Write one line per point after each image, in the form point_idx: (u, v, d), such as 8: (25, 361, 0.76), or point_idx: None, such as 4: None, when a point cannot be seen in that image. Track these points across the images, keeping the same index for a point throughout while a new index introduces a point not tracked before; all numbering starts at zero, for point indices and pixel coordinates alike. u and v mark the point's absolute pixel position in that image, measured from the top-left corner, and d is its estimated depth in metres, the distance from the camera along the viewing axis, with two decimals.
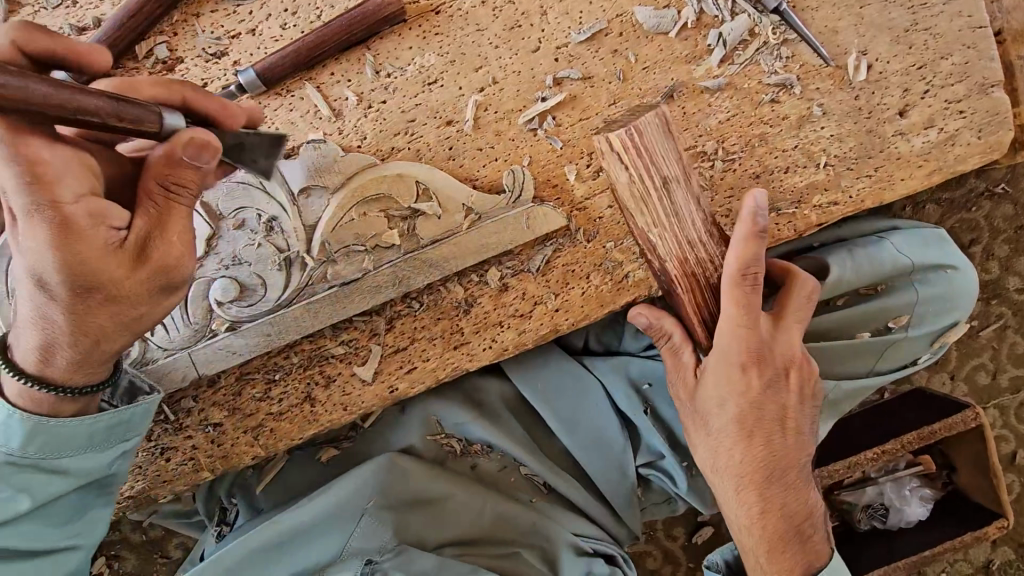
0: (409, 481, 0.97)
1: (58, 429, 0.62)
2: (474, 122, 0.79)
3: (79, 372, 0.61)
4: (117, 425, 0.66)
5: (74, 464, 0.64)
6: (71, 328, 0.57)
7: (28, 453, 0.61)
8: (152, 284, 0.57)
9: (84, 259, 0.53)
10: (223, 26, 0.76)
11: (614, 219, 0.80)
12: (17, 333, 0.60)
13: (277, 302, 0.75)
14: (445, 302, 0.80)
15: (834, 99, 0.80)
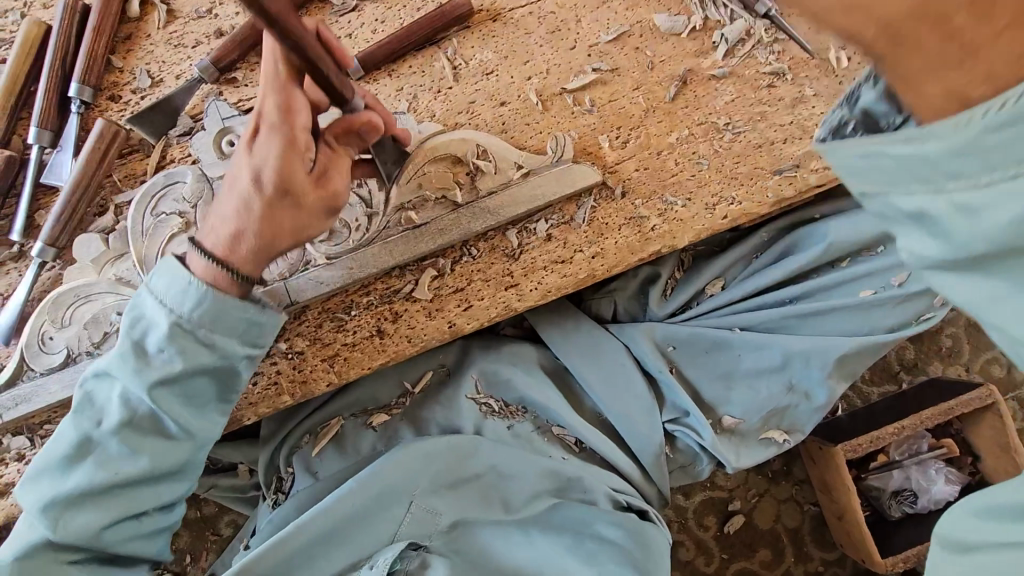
0: (450, 454, 0.99)
1: (224, 309, 0.78)
2: (524, 103, 0.97)
3: (254, 260, 0.79)
4: (254, 326, 0.80)
5: (227, 346, 0.79)
6: (261, 223, 0.77)
7: (193, 318, 0.77)
8: (320, 204, 0.79)
9: (294, 169, 0.75)
10: (328, 31, 0.97)
11: (640, 180, 0.96)
12: (216, 221, 0.79)
13: (357, 242, 0.91)
14: (498, 248, 0.94)
15: (821, 84, 0.97)
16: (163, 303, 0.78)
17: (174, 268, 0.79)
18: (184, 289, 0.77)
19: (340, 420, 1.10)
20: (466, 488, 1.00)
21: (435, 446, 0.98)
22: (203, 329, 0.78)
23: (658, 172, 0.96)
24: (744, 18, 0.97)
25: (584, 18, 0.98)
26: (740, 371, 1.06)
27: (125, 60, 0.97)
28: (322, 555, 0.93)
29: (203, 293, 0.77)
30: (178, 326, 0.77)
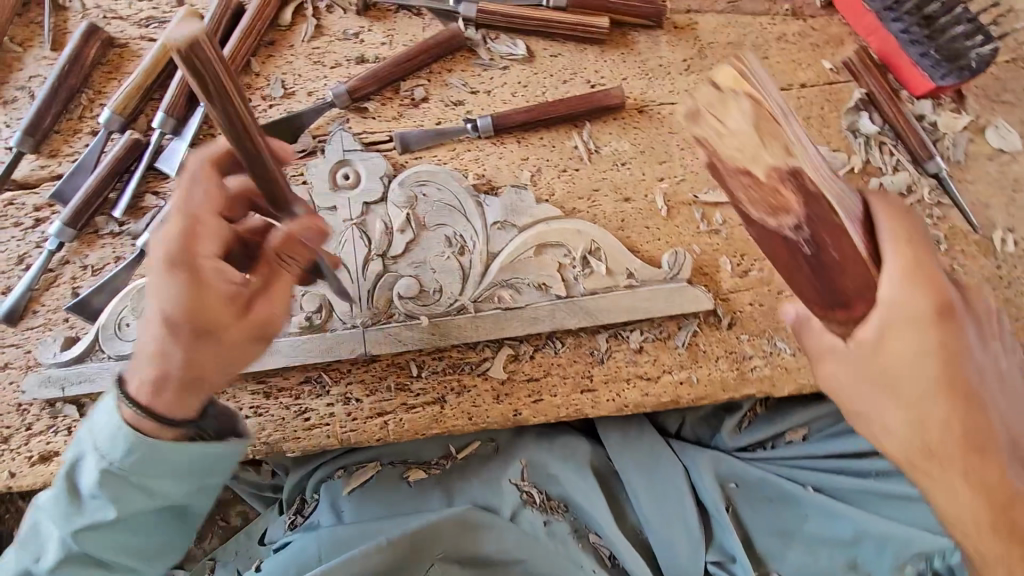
0: (484, 534, 0.98)
1: (158, 461, 0.68)
2: (649, 205, 0.91)
3: (177, 410, 0.67)
4: (200, 460, 0.70)
5: (161, 491, 0.70)
6: (183, 366, 0.65)
7: (125, 466, 0.67)
8: (246, 338, 0.67)
9: (181, 287, 0.62)
10: (468, 82, 0.94)
11: (751, 316, 0.89)
12: (134, 365, 0.67)
13: (447, 307, 0.87)
14: (585, 347, 0.90)
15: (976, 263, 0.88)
16: (94, 441, 0.68)
17: (109, 404, 0.68)
18: (111, 431, 0.67)
19: (375, 466, 1.07)
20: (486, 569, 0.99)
21: (463, 515, 0.98)
22: (138, 480, 0.68)
23: (773, 312, 0.89)
24: (910, 171, 0.89)
25: None
26: (800, 531, 0.98)
27: (264, 64, 0.95)
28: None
29: (131, 441, 0.66)
30: (109, 471, 0.67)
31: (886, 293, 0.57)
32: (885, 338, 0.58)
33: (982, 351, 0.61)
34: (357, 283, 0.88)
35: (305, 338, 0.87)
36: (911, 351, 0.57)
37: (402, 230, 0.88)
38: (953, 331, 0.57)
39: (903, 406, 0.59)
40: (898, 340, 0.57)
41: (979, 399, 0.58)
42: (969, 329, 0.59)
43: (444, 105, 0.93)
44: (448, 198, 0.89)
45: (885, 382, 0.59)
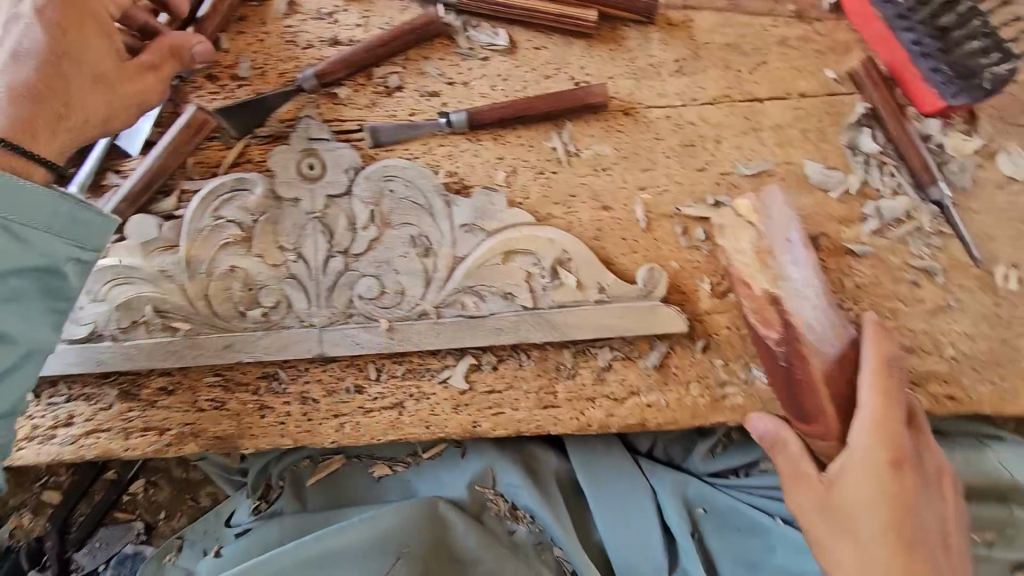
0: (450, 532, 0.96)
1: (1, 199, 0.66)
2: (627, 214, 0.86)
3: None
4: None
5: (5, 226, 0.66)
6: None
7: None
8: None
9: (89, 44, 0.74)
10: (446, 73, 0.89)
11: (728, 339, 0.84)
12: None
13: (408, 311, 0.84)
14: (551, 361, 0.85)
15: (974, 299, 0.82)
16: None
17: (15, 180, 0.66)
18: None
19: (341, 459, 1.06)
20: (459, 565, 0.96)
21: (431, 506, 0.97)
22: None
23: (751, 337, 0.84)
24: (910, 195, 0.83)
25: (724, 140, 0.85)
26: (769, 563, 0.94)
27: (233, 41, 0.91)
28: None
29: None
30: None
31: (853, 434, 0.70)
32: (841, 482, 0.70)
33: (931, 520, 0.69)
34: (316, 281, 0.84)
35: (261, 334, 0.84)
36: (857, 497, 0.68)
37: (367, 228, 0.85)
38: (897, 485, 0.68)
39: (862, 547, 0.67)
40: (844, 470, 0.70)
41: (925, 556, 0.66)
42: (923, 496, 0.69)
43: (419, 96, 0.89)
44: (415, 196, 0.85)
45: (837, 517, 0.69)
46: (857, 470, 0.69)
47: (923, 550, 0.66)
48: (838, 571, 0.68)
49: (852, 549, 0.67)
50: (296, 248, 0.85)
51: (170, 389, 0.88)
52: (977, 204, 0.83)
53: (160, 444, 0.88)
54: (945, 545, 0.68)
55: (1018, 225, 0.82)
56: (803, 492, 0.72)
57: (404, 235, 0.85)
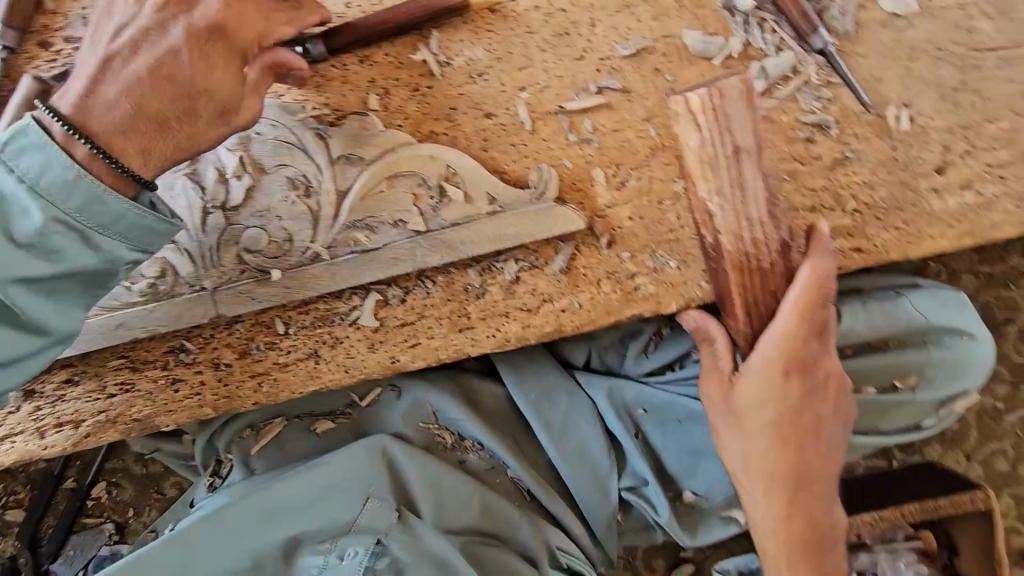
0: (401, 468, 0.94)
1: (135, 221, 0.66)
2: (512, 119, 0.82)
3: None
4: None
5: (114, 250, 0.66)
6: None
7: None
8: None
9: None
10: None
11: (632, 231, 0.82)
12: None
13: (302, 256, 0.80)
14: (459, 284, 0.83)
15: (870, 146, 0.81)
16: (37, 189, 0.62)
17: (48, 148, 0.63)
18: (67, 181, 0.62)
19: (281, 422, 1.03)
20: (419, 496, 0.93)
21: (379, 446, 0.94)
22: (103, 232, 0.65)
23: (655, 224, 0.82)
24: (793, 50, 0.81)
25: (598, 24, 0.82)
26: (709, 449, 0.98)
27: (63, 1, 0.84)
28: (260, 539, 0.88)
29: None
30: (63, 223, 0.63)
31: (758, 345, 0.75)
32: (744, 378, 0.75)
33: (822, 413, 0.76)
34: (198, 241, 0.80)
35: (153, 307, 0.80)
36: (753, 397, 0.75)
37: (240, 177, 0.80)
38: (790, 395, 0.74)
39: (747, 436, 0.76)
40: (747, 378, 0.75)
41: (801, 444, 0.75)
42: (819, 390, 0.76)
43: None
44: (285, 135, 0.80)
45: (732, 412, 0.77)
46: (758, 368, 0.75)
47: (799, 437, 0.75)
48: (725, 453, 0.78)
49: (739, 439, 0.76)
50: (170, 211, 0.80)
51: (77, 379, 0.85)
52: (861, 48, 0.81)
53: (76, 438, 0.85)
54: (824, 431, 0.76)
55: (903, 64, 0.81)
56: (713, 385, 0.78)
57: (281, 179, 0.80)
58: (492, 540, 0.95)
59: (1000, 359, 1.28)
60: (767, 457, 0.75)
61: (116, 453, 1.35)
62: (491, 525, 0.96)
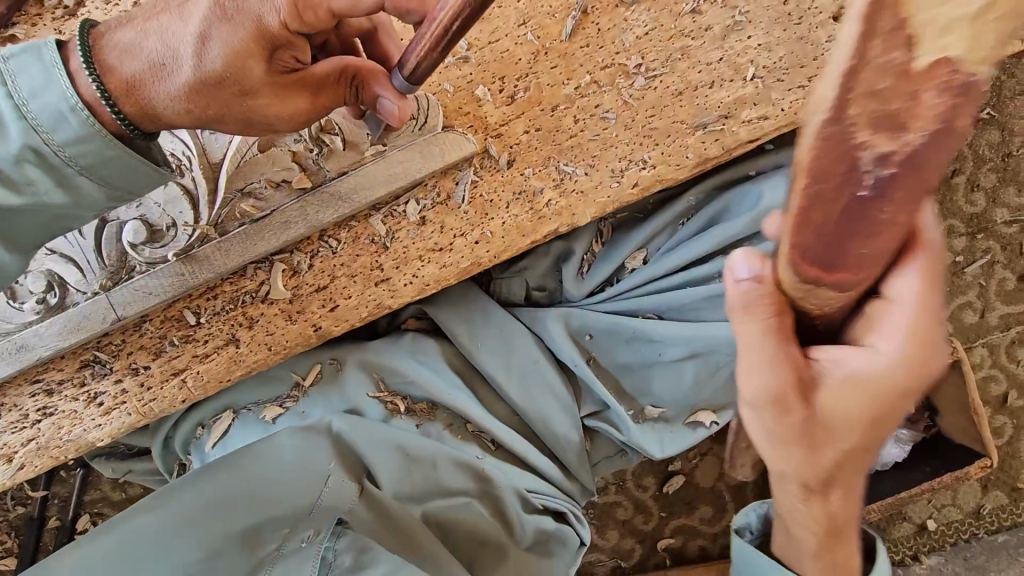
0: (352, 440, 0.94)
1: (123, 163, 0.62)
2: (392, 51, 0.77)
3: (155, 112, 0.61)
4: (99, 163, 0.61)
5: (92, 194, 0.63)
6: (192, 94, 0.60)
7: (62, 152, 0.59)
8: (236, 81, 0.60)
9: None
10: None
11: (530, 145, 0.78)
12: (171, 35, 0.60)
13: (189, 238, 0.76)
14: (363, 236, 0.79)
15: (758, 5, 0.77)
16: (22, 111, 0.57)
17: (54, 71, 0.58)
18: (54, 112, 0.58)
19: (230, 415, 1.01)
20: (375, 465, 0.93)
21: (323, 425, 0.94)
22: (81, 171, 0.61)
23: (553, 133, 0.78)
24: None
25: None
26: (660, 360, 0.96)
27: None
28: (214, 531, 0.85)
29: (87, 128, 0.59)
30: (39, 154, 0.59)
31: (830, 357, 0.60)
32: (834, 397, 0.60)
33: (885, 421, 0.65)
34: (81, 247, 0.77)
35: (49, 322, 0.77)
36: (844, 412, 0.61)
37: None
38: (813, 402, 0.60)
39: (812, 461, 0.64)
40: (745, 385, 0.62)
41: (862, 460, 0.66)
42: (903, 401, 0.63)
43: (105, 3, 0.76)
44: None
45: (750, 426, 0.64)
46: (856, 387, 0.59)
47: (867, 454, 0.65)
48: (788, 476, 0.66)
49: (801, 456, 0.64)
50: None
51: None
52: None
53: (12, 471, 0.79)
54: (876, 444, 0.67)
55: None
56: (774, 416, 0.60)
57: None
58: (459, 498, 0.94)
59: (953, 213, 1.25)
60: (830, 456, 0.63)
61: (92, 485, 1.33)
62: (457, 483, 0.94)
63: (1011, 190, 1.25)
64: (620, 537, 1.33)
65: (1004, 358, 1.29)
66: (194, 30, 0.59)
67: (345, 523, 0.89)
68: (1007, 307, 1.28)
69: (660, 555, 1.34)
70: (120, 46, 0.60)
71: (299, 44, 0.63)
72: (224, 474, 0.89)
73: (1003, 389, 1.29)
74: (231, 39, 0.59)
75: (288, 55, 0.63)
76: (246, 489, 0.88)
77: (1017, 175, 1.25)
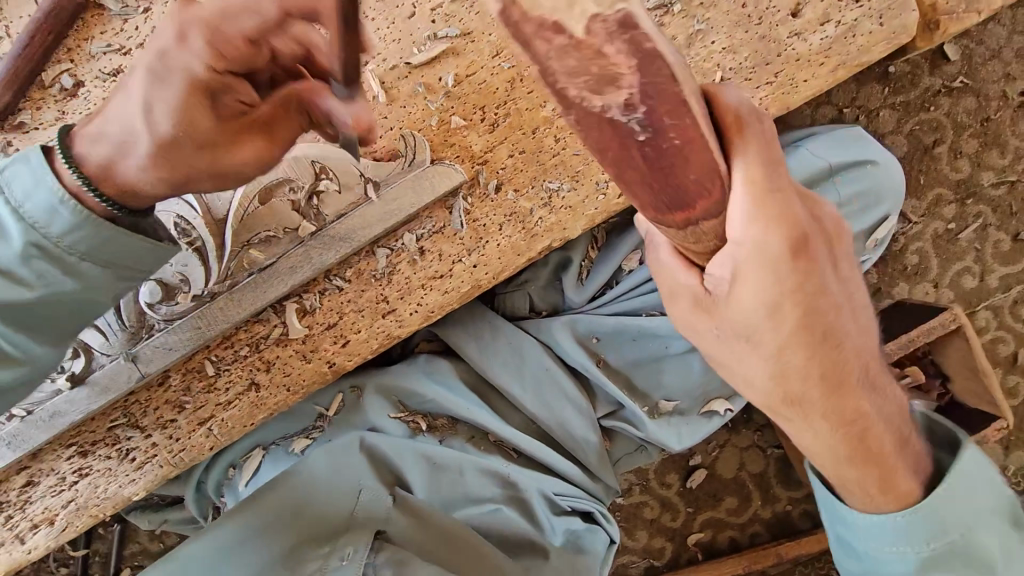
0: (383, 454, 0.98)
1: (128, 246, 0.66)
2: (383, 93, 0.80)
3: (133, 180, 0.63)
4: (95, 245, 0.64)
5: (97, 278, 0.66)
6: (154, 161, 0.62)
7: (61, 242, 0.63)
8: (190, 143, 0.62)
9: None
10: (114, 43, 0.81)
11: (516, 168, 0.81)
12: (124, 105, 0.63)
13: (199, 298, 0.80)
14: (367, 271, 0.83)
15: (718, 11, 0.80)
16: (20, 213, 0.62)
17: (40, 171, 0.63)
18: (47, 221, 0.63)
19: (259, 452, 1.04)
20: (410, 476, 0.97)
21: (355, 441, 0.97)
22: (82, 257, 0.64)
23: (536, 154, 0.81)
24: None
25: None
26: (668, 354, 1.00)
27: None
28: (262, 547, 0.88)
29: (79, 217, 0.63)
30: (42, 249, 0.63)
31: (725, 252, 0.54)
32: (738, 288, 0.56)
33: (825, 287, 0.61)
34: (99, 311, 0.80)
35: (78, 388, 0.81)
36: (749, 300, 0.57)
37: None
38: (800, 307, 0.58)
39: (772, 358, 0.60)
40: (743, 294, 0.56)
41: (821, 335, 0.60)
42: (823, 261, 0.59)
43: (102, 81, 0.80)
44: None
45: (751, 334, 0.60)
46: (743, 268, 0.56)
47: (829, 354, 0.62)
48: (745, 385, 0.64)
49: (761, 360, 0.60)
50: None
51: (36, 479, 0.84)
52: None
53: (56, 533, 0.83)
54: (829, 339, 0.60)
55: None
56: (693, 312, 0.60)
57: None
58: (491, 505, 0.98)
59: (940, 181, 1.27)
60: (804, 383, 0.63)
61: (130, 538, 1.36)
62: (484, 492, 0.99)
63: (995, 152, 1.27)
64: (650, 537, 1.35)
65: (1009, 318, 1.29)
66: (139, 99, 0.61)
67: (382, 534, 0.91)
68: (1006, 268, 1.28)
69: (692, 550, 1.34)
70: (90, 136, 0.65)
71: (237, 84, 0.63)
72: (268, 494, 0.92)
73: (1012, 349, 1.30)
74: (172, 100, 0.60)
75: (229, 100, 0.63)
76: (286, 505, 0.92)
77: (998, 138, 1.26)
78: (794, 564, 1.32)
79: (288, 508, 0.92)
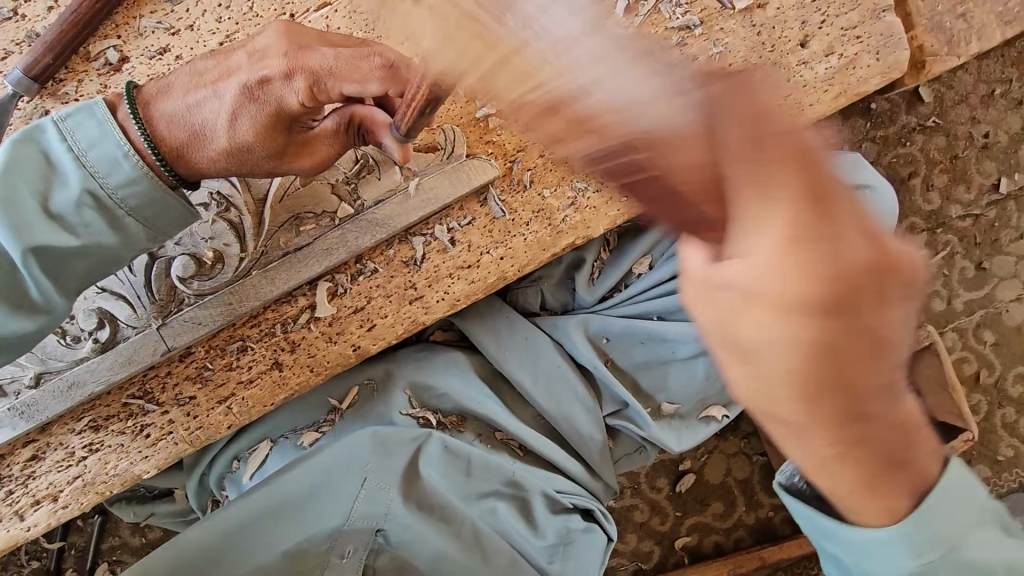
0: (387, 454, 0.96)
1: (164, 207, 0.67)
2: None
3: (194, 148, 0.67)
4: (117, 166, 0.64)
5: (138, 235, 0.68)
6: (219, 123, 0.66)
7: (89, 157, 0.64)
8: (264, 149, 0.68)
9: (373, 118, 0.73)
10: (164, 24, 0.83)
11: (546, 167, 0.87)
12: (221, 88, 0.66)
13: (235, 272, 0.81)
14: (398, 258, 0.85)
15: (736, 37, 0.87)
16: (82, 160, 0.63)
17: (106, 125, 0.65)
18: (115, 158, 0.64)
19: (267, 443, 1.01)
20: (424, 475, 0.97)
21: (363, 434, 0.96)
22: (129, 212, 0.66)
23: None
24: None
25: None
26: (673, 358, 1.06)
27: None
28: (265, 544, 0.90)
29: (138, 172, 0.64)
30: (96, 197, 0.64)
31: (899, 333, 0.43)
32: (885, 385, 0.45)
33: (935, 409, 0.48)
34: (129, 282, 0.81)
35: (99, 358, 0.81)
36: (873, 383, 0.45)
37: None
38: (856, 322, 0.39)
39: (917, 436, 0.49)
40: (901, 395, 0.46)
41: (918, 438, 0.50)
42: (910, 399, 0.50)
43: (148, 58, 0.82)
44: None
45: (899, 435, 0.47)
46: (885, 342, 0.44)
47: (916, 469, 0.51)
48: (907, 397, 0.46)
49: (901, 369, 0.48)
50: None
51: (42, 454, 0.82)
52: None
53: (58, 512, 0.81)
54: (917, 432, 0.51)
55: None
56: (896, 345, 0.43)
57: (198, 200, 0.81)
58: (489, 498, 0.99)
59: (914, 212, 1.39)
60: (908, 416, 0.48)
61: (110, 531, 1.31)
62: (487, 484, 1.00)
63: (962, 188, 1.39)
64: (639, 539, 1.38)
65: (972, 340, 1.41)
66: (227, 107, 0.66)
67: (383, 532, 0.93)
68: (970, 293, 1.40)
69: (679, 553, 1.38)
70: (167, 115, 0.67)
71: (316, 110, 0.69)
72: (259, 494, 0.91)
73: (974, 368, 1.41)
74: (258, 116, 0.65)
75: (306, 119, 0.70)
76: (293, 499, 0.92)
77: (964, 175, 1.39)
78: (775, 567, 1.38)
79: (292, 503, 0.92)
